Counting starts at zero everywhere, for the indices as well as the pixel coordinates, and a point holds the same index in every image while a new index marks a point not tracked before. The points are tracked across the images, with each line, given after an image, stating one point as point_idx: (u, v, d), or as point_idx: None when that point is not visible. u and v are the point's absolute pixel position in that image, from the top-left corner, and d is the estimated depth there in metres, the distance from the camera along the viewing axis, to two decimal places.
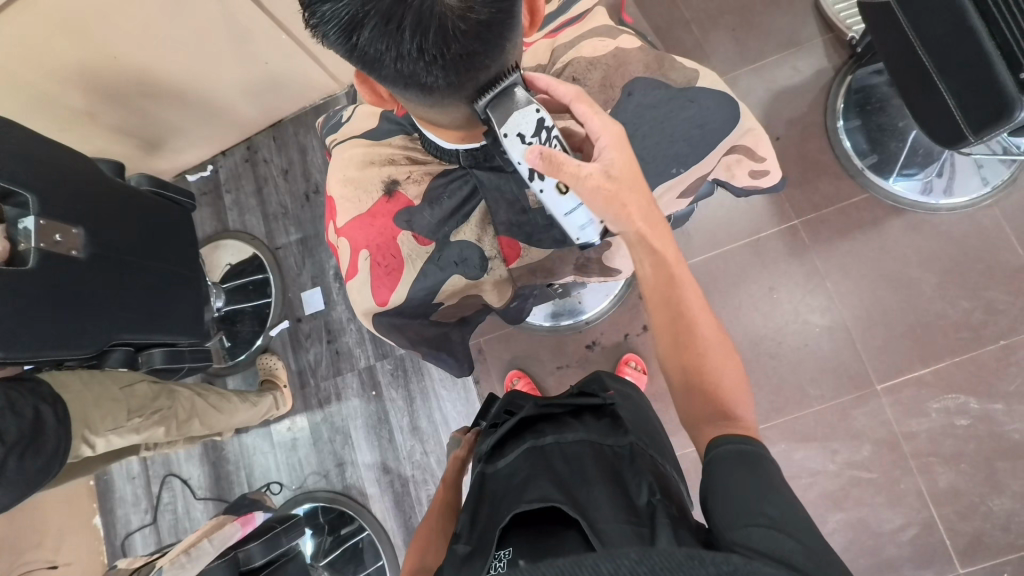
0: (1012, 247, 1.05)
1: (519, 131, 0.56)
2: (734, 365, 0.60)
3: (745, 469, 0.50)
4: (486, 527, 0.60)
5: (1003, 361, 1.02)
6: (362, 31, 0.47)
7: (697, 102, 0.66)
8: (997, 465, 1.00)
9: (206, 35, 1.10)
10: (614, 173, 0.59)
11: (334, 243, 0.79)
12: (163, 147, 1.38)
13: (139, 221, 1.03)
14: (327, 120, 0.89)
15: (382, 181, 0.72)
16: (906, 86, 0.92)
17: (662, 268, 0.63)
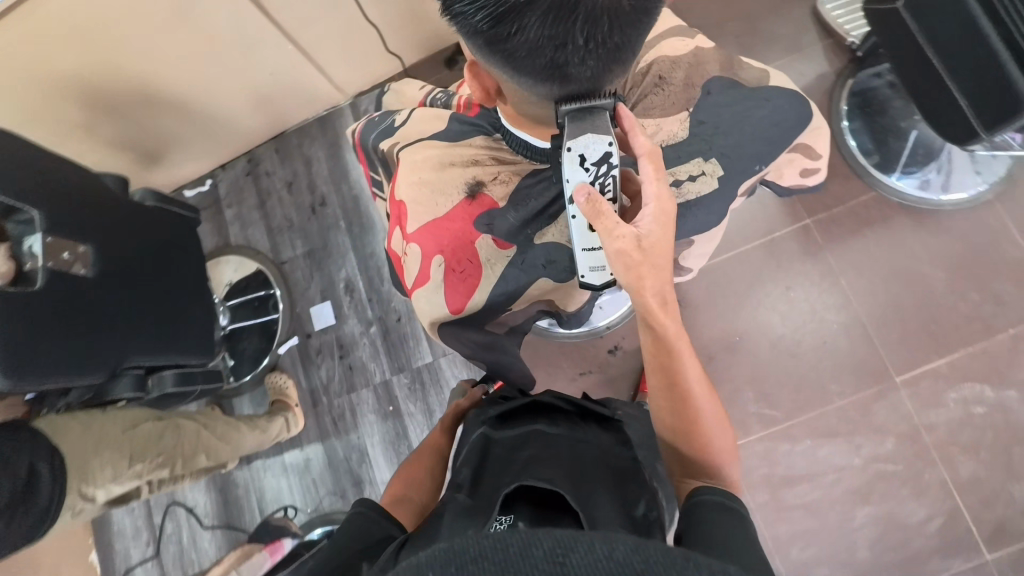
0: (1014, 240, 1.09)
1: (583, 154, 0.54)
2: (725, 429, 0.63)
3: (724, 516, 0.50)
4: (495, 483, 0.57)
5: (1013, 351, 1.06)
6: (532, 14, 0.46)
7: (772, 102, 0.68)
8: (1014, 452, 1.03)
9: (216, 46, 1.08)
10: (647, 245, 0.56)
11: (400, 252, 0.75)
12: (162, 160, 1.33)
13: (148, 236, 0.98)
14: (370, 123, 0.86)
15: (466, 182, 0.71)
16: (919, 86, 0.95)
17: (663, 342, 0.61)
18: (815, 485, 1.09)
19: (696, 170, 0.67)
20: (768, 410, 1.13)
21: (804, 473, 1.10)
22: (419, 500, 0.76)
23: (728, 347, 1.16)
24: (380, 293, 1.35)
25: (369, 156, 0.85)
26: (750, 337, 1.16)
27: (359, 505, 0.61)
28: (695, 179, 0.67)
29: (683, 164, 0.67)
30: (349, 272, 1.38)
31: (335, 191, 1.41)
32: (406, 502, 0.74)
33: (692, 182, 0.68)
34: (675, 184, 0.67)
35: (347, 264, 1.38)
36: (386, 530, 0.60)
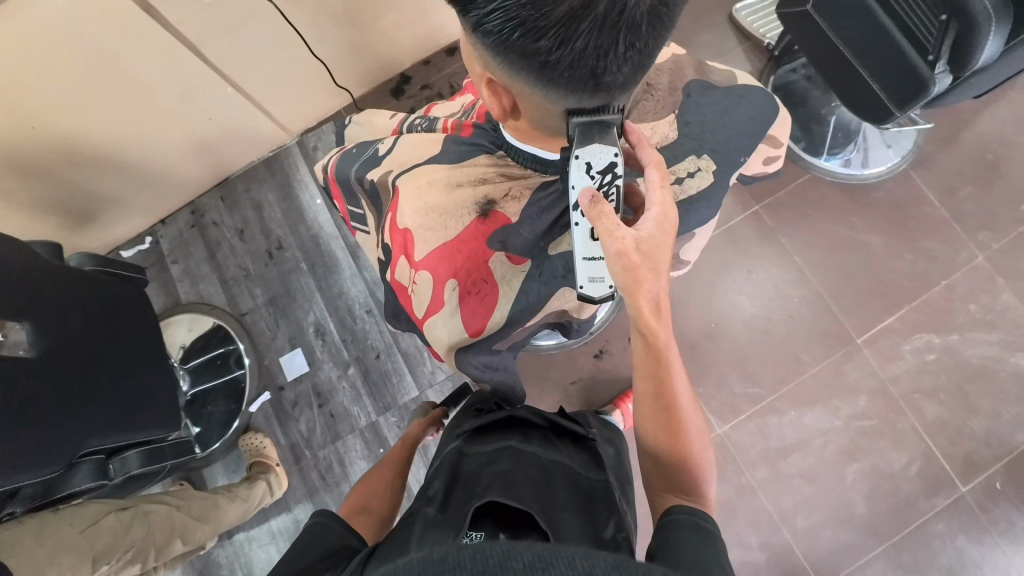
0: (932, 202, 1.22)
1: (590, 161, 0.55)
2: (704, 446, 0.63)
3: (694, 537, 0.51)
4: (462, 502, 0.56)
5: (949, 299, 1.18)
6: (578, 26, 0.44)
7: (747, 98, 0.72)
8: (968, 390, 1.14)
9: (145, 96, 1.00)
10: (642, 248, 0.57)
11: (406, 284, 0.70)
12: (94, 222, 1.22)
13: (96, 304, 0.88)
14: (345, 156, 0.83)
15: (477, 201, 0.66)
16: (834, 78, 1.06)
17: (655, 348, 0.62)
18: (806, 452, 1.15)
19: (693, 167, 0.69)
20: (753, 387, 1.18)
21: (794, 442, 1.15)
22: (379, 511, 0.79)
23: (707, 334, 1.21)
24: (356, 331, 1.30)
25: (344, 188, 0.82)
26: (725, 322, 1.21)
27: (320, 516, 0.63)
28: (693, 176, 0.69)
29: (681, 163, 0.69)
30: (318, 316, 1.31)
31: (292, 234, 1.35)
32: (366, 513, 0.77)
33: (691, 179, 0.69)
34: (677, 181, 0.69)
35: (314, 307, 1.32)
36: (345, 541, 0.62)
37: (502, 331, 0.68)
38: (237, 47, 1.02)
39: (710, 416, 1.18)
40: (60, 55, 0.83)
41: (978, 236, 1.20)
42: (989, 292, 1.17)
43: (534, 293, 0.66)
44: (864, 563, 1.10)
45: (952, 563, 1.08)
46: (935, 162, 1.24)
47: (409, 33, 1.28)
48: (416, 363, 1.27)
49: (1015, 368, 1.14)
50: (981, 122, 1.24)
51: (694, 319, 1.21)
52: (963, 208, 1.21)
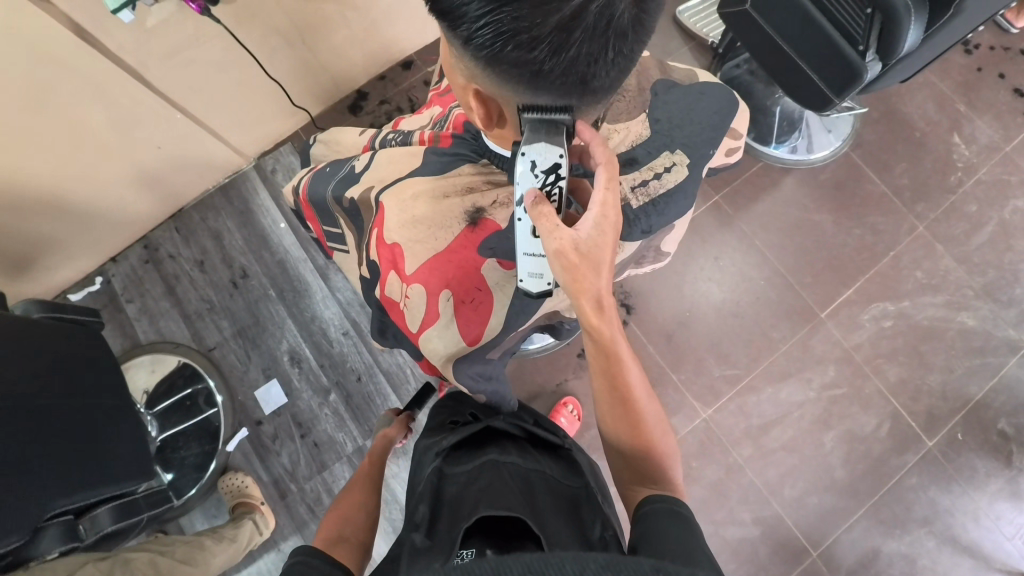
0: (873, 179, 1.31)
1: (535, 159, 0.54)
2: (667, 435, 0.65)
3: (672, 521, 0.52)
4: (449, 524, 0.55)
5: (897, 268, 1.27)
6: (570, 36, 0.44)
7: (708, 94, 0.75)
8: (923, 350, 1.22)
9: (81, 128, 0.94)
10: (585, 248, 0.56)
11: (397, 300, 0.69)
12: (34, 265, 1.13)
13: (46, 353, 0.81)
14: (316, 178, 0.81)
15: (465, 210, 0.66)
16: (774, 72, 1.12)
17: (603, 347, 0.61)
18: (785, 426, 1.20)
19: (667, 163, 0.72)
20: (731, 369, 1.23)
21: (774, 417, 1.20)
22: (356, 538, 0.73)
23: (683, 323, 1.25)
24: (332, 355, 1.26)
25: (318, 208, 0.80)
26: (698, 308, 1.26)
27: (298, 554, 0.61)
28: (670, 171, 0.72)
29: (655, 159, 0.71)
30: (291, 342, 1.27)
31: (256, 260, 1.31)
32: (344, 543, 0.71)
33: (666, 174, 0.72)
34: (655, 177, 0.71)
35: (286, 334, 1.27)
36: None
37: (496, 339, 0.68)
38: (182, 71, 0.98)
39: (693, 401, 1.22)
40: None
41: (916, 208, 1.29)
42: (930, 258, 1.27)
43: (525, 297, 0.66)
44: (850, 524, 1.15)
45: (927, 513, 1.15)
46: (871, 143, 1.33)
47: (361, 48, 1.26)
48: (399, 381, 1.25)
49: (961, 325, 1.23)
50: (906, 103, 1.34)
51: (669, 309, 1.25)
52: (900, 183, 1.31)
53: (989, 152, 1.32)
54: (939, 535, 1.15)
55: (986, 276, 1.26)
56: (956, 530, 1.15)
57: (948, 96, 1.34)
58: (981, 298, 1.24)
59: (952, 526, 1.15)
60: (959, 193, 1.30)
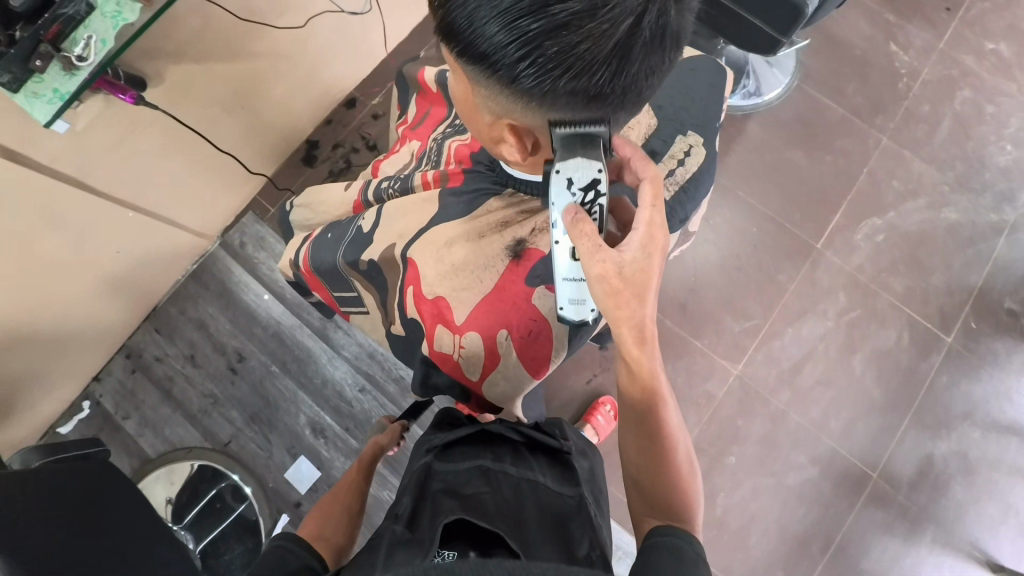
0: (830, 105, 1.34)
1: (571, 175, 0.50)
2: (690, 465, 0.61)
3: (668, 558, 0.48)
4: (428, 522, 0.54)
5: (875, 183, 1.30)
6: (630, 54, 0.44)
7: (698, 69, 0.74)
8: (919, 254, 1.26)
9: (33, 250, 0.86)
10: (627, 271, 0.53)
11: (448, 353, 0.65)
12: (16, 410, 1.04)
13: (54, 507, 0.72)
14: (318, 245, 0.76)
15: (506, 246, 0.62)
16: (714, 27, 1.13)
17: (639, 376, 0.59)
18: (815, 361, 1.21)
19: (685, 146, 0.70)
20: (749, 321, 1.23)
21: (802, 355, 1.22)
22: (335, 539, 0.72)
23: (691, 289, 1.25)
24: (356, 415, 1.21)
25: (323, 275, 0.76)
26: (702, 271, 1.26)
27: (281, 540, 0.58)
28: (690, 154, 0.70)
29: (674, 146, 0.70)
30: (310, 414, 1.21)
31: (251, 339, 1.24)
32: (322, 541, 0.70)
33: (688, 158, 0.70)
34: (680, 163, 0.69)
35: (302, 408, 1.21)
36: (305, 561, 0.56)
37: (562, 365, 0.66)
38: (123, 165, 0.91)
39: (723, 362, 1.22)
40: None
41: (876, 122, 1.33)
42: (902, 166, 1.31)
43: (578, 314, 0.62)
44: (899, 438, 1.18)
45: (966, 407, 1.19)
46: (819, 70, 1.36)
47: (301, 98, 1.21)
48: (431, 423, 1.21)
49: (947, 221, 1.28)
50: (840, 27, 1.38)
51: (675, 279, 1.25)
52: (855, 102, 1.34)
53: (927, 52, 1.37)
54: (982, 424, 1.18)
55: (956, 169, 1.30)
56: (995, 415, 1.19)
57: (876, 10, 1.39)
58: (957, 191, 1.29)
59: (990, 412, 1.19)
60: (911, 98, 1.34)
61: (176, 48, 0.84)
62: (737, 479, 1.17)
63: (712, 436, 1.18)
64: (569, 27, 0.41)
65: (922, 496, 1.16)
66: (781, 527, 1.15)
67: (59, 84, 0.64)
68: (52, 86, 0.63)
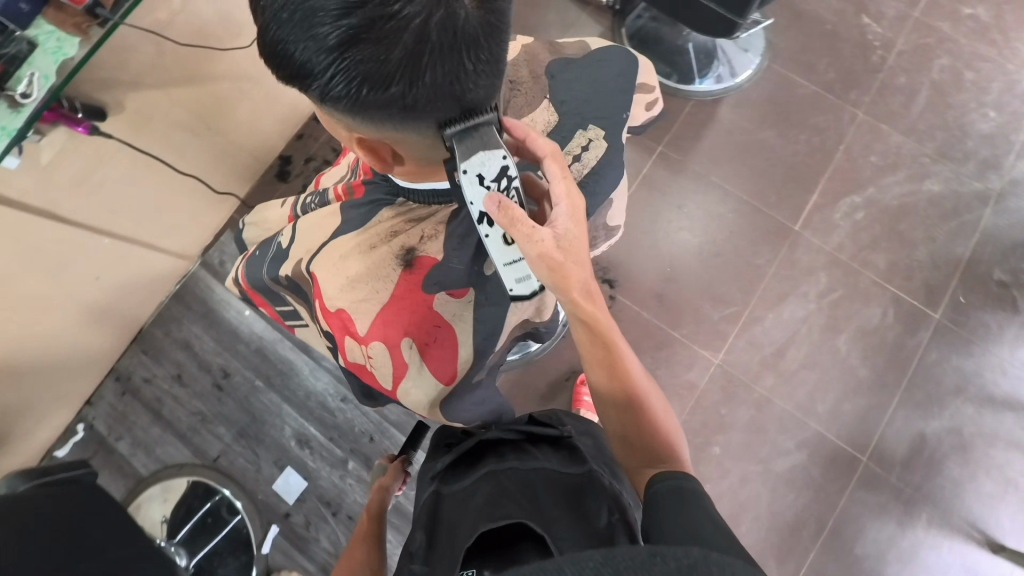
0: (802, 83, 1.32)
1: (480, 171, 0.48)
2: (665, 412, 0.64)
3: (675, 501, 0.48)
4: (444, 548, 0.53)
5: (852, 159, 1.27)
6: (419, 62, 0.42)
7: (607, 59, 0.71)
8: (901, 228, 1.23)
9: (10, 286, 0.88)
10: (565, 241, 0.55)
11: (361, 363, 0.65)
12: (11, 438, 1.07)
13: (62, 513, 0.77)
14: (251, 262, 0.77)
15: (396, 256, 0.62)
16: (675, 12, 1.11)
17: (598, 334, 0.60)
18: (798, 344, 1.19)
19: (585, 140, 0.68)
20: (729, 308, 1.21)
21: (785, 340, 1.19)
22: None
23: (668, 278, 1.23)
24: (340, 425, 1.23)
25: (263, 292, 0.77)
26: (678, 261, 1.24)
27: None
28: (588, 148, 0.68)
29: (572, 141, 0.68)
30: (296, 426, 1.23)
31: (235, 356, 1.27)
32: None
33: (587, 151, 0.68)
34: (577, 159, 0.68)
35: (287, 420, 1.23)
36: None
37: (474, 369, 0.64)
38: (92, 196, 0.93)
39: (704, 351, 1.20)
40: None
41: (850, 96, 1.30)
42: (879, 139, 1.28)
43: (486, 319, 0.62)
44: (890, 417, 1.15)
45: (957, 383, 1.16)
46: (789, 48, 1.33)
47: (267, 115, 1.23)
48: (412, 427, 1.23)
49: (929, 193, 1.24)
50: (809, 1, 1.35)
51: (650, 269, 1.23)
52: (828, 77, 1.31)
53: (901, 21, 1.33)
54: (975, 399, 1.15)
55: (935, 139, 1.27)
56: (988, 389, 1.15)
57: None
58: (938, 162, 1.26)
59: (983, 387, 1.16)
60: (886, 69, 1.31)
61: (132, 77, 0.85)
62: (725, 467, 1.15)
63: (696, 426, 1.16)
64: (348, 42, 0.41)
65: (917, 475, 1.13)
66: (773, 515, 1.13)
67: (5, 121, 0.60)
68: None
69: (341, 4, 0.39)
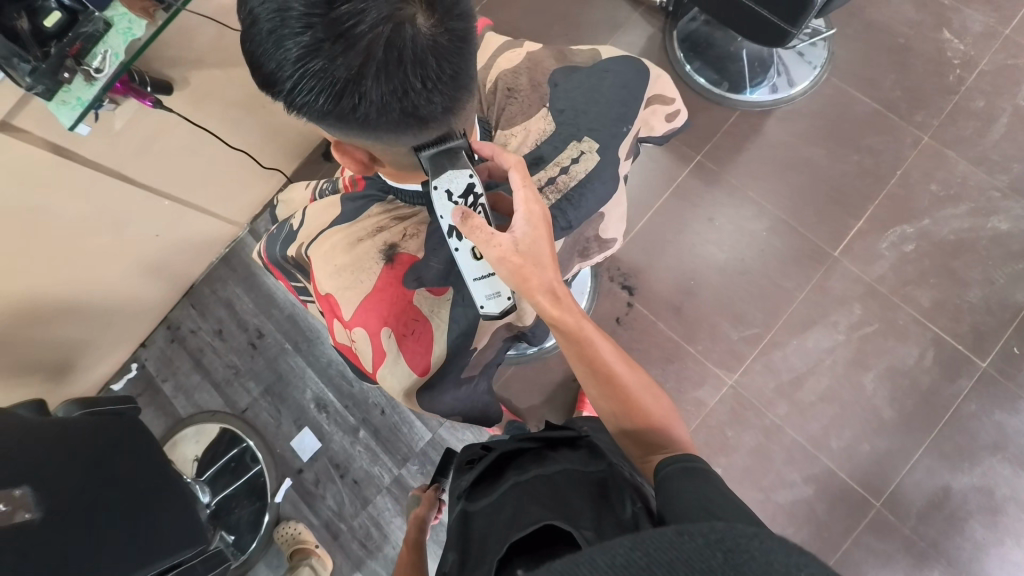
0: (862, 99, 1.23)
1: (449, 187, 0.54)
2: (656, 397, 0.61)
3: (689, 480, 0.47)
4: (481, 565, 0.48)
5: (908, 186, 1.18)
6: (365, 78, 0.46)
7: (612, 70, 0.72)
8: (954, 266, 1.14)
9: (82, 236, 1.00)
10: (524, 248, 0.55)
11: (348, 344, 0.70)
12: (75, 368, 1.22)
13: (105, 437, 0.87)
14: (268, 240, 0.83)
15: (380, 251, 0.66)
16: (725, 19, 1.07)
17: (573, 335, 0.59)
18: (819, 375, 1.14)
19: (576, 153, 0.69)
20: (750, 329, 1.17)
21: (805, 369, 1.14)
22: None
23: (688, 291, 1.21)
24: (354, 395, 1.31)
25: (279, 269, 0.84)
26: (702, 275, 1.21)
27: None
28: (578, 160, 0.69)
29: (562, 152, 0.69)
30: (315, 390, 1.32)
31: (269, 319, 1.37)
32: None
33: (576, 164, 0.69)
34: (563, 171, 0.69)
35: (308, 383, 1.32)
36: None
37: (450, 364, 0.67)
38: (155, 163, 1.03)
39: (716, 369, 1.17)
40: None
41: (915, 118, 1.21)
42: (943, 166, 1.18)
43: (460, 318, 0.65)
44: (912, 465, 1.08)
45: (996, 439, 1.07)
46: (853, 61, 1.25)
47: None
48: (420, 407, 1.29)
49: (993, 231, 1.14)
50: (882, 11, 1.26)
51: (671, 279, 1.21)
52: (893, 96, 1.22)
53: (987, 39, 1.21)
54: (1014, 459, 1.06)
55: (1010, 172, 1.16)
56: None
57: None
58: (1010, 198, 1.15)
59: None
60: (962, 91, 1.20)
61: (196, 56, 0.93)
62: None
63: (698, 444, 1.14)
64: (304, 57, 0.45)
65: (934, 530, 1.06)
66: None
67: (82, 93, 0.70)
68: (76, 95, 0.70)
69: (299, 23, 0.44)
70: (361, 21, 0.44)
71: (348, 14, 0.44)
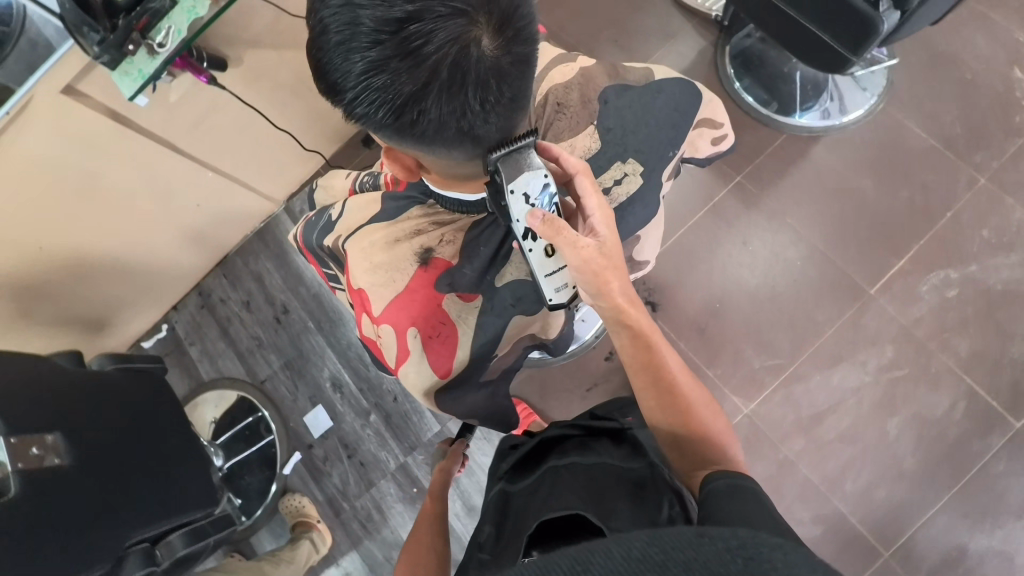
0: (920, 134, 1.18)
1: (525, 190, 0.54)
2: (715, 414, 0.61)
3: (734, 493, 0.43)
4: (511, 537, 0.51)
5: (958, 228, 1.13)
6: (428, 97, 0.47)
7: (665, 91, 0.71)
8: (998, 318, 1.09)
9: (132, 201, 1.05)
10: (605, 248, 0.59)
11: (373, 337, 0.71)
12: (112, 323, 1.28)
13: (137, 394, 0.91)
14: (306, 226, 0.85)
15: (416, 253, 0.67)
16: (783, 39, 1.04)
17: (641, 335, 0.61)
18: (841, 414, 1.11)
19: (619, 174, 0.70)
20: (774, 359, 1.15)
21: (826, 406, 1.11)
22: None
23: (713, 314, 1.18)
24: (369, 379, 1.33)
25: (313, 254, 0.86)
26: (730, 299, 1.18)
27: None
28: (621, 182, 0.70)
29: (606, 172, 0.69)
30: (333, 370, 1.35)
31: (296, 296, 1.41)
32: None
33: (619, 185, 0.70)
34: (606, 190, 0.69)
35: (327, 362, 1.35)
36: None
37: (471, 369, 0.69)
38: (206, 137, 1.07)
39: (734, 396, 1.15)
40: (41, 183, 0.87)
41: (974, 158, 1.15)
42: (998, 211, 1.13)
43: (488, 325, 0.67)
44: (929, 518, 1.04)
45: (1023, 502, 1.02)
46: (914, 92, 1.20)
47: None
48: None
49: None
50: (950, 42, 1.20)
51: (697, 300, 1.19)
52: (952, 132, 1.17)
53: None
54: None
55: None
56: None
57: (1001, 25, 1.19)
58: None
59: None
60: None
61: (252, 37, 0.96)
62: None
63: None
64: (369, 72, 0.46)
65: None
66: None
67: (143, 65, 0.73)
68: (138, 67, 0.73)
69: (367, 38, 0.45)
70: (429, 43, 0.45)
71: (417, 34, 0.45)
